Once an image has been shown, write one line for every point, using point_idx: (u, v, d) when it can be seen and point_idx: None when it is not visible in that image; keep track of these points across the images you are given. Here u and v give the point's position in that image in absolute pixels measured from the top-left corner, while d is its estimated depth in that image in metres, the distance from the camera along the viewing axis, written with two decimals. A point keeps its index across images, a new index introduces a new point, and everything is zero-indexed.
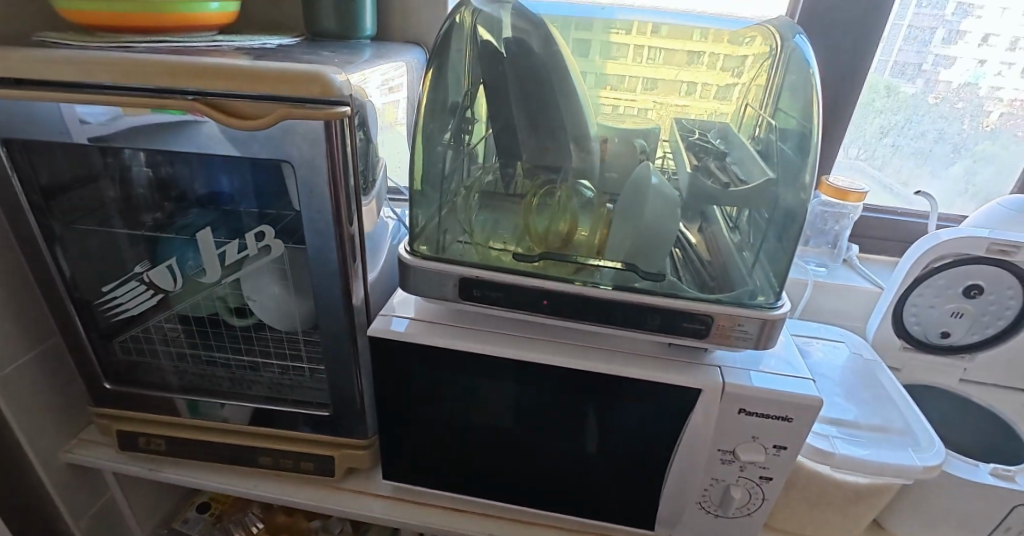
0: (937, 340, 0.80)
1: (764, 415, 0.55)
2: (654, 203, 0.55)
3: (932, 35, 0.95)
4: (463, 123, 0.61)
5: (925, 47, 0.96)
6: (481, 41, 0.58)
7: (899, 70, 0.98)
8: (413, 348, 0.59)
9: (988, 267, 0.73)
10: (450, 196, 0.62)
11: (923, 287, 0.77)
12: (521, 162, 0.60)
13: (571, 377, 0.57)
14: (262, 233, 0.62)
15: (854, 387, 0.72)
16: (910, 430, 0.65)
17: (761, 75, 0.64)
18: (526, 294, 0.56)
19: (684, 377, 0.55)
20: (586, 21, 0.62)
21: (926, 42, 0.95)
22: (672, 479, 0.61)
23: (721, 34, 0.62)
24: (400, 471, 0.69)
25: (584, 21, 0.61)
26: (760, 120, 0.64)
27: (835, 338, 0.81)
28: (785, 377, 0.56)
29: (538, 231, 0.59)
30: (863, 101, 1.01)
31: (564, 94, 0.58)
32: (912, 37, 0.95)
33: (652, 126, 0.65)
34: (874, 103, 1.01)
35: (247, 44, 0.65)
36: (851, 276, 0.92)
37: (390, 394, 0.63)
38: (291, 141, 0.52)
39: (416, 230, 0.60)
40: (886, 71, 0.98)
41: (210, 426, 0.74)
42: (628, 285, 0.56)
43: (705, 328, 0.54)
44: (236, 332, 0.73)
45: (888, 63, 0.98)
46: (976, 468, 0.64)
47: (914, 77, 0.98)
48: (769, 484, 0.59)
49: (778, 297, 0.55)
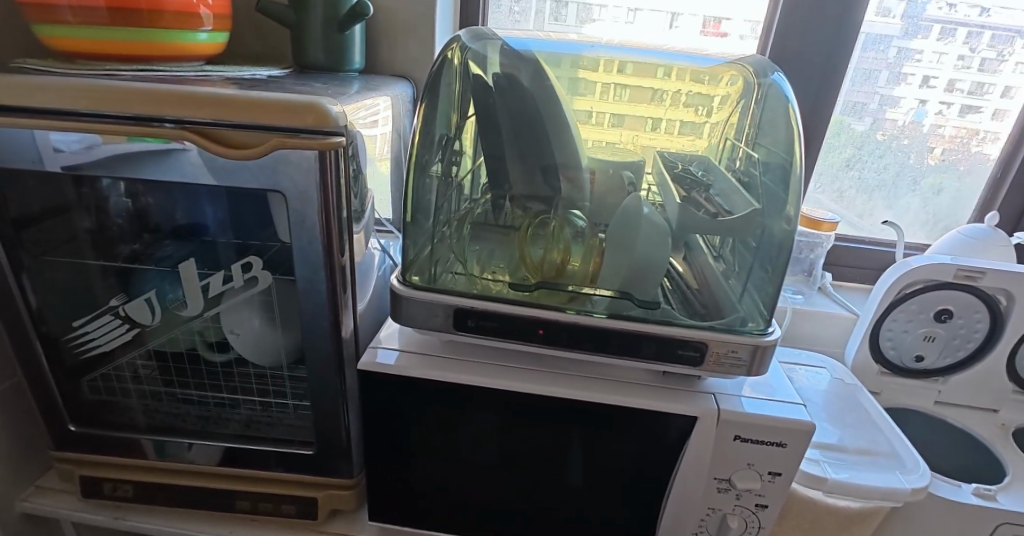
0: (912, 364, 0.81)
1: (759, 442, 0.55)
2: (647, 232, 0.56)
3: (879, 75, 1.01)
4: (452, 155, 0.61)
5: (873, 88, 1.02)
6: (472, 75, 0.60)
7: (851, 108, 1.04)
8: (403, 380, 0.57)
9: (956, 293, 0.76)
10: (441, 227, 0.62)
11: (897, 312, 0.79)
12: (512, 194, 0.60)
13: (566, 407, 0.56)
14: (249, 264, 0.61)
15: (838, 412, 0.73)
16: (896, 453, 0.66)
17: (730, 113, 0.68)
18: (521, 323, 0.55)
19: (679, 405, 0.55)
20: (553, 57, 0.62)
21: (874, 83, 1.02)
22: (668, 511, 0.60)
23: (682, 71, 0.64)
24: (387, 511, 0.66)
25: (553, 57, 0.62)
26: (738, 150, 0.67)
27: (816, 364, 0.83)
28: (775, 402, 0.56)
29: (533, 260, 0.59)
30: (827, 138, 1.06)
31: (555, 130, 0.60)
32: (864, 78, 1.01)
33: (637, 159, 0.67)
34: (835, 139, 1.06)
35: (236, 75, 0.65)
36: (828, 304, 0.95)
37: (377, 429, 0.61)
38: (283, 171, 0.52)
39: (407, 261, 0.59)
40: (843, 110, 1.04)
41: (183, 469, 0.70)
42: (622, 312, 0.56)
43: (699, 355, 0.54)
44: (215, 368, 0.70)
45: (844, 103, 1.03)
46: (959, 488, 0.66)
47: (862, 115, 1.04)
48: (764, 512, 0.59)
49: (768, 324, 0.55)
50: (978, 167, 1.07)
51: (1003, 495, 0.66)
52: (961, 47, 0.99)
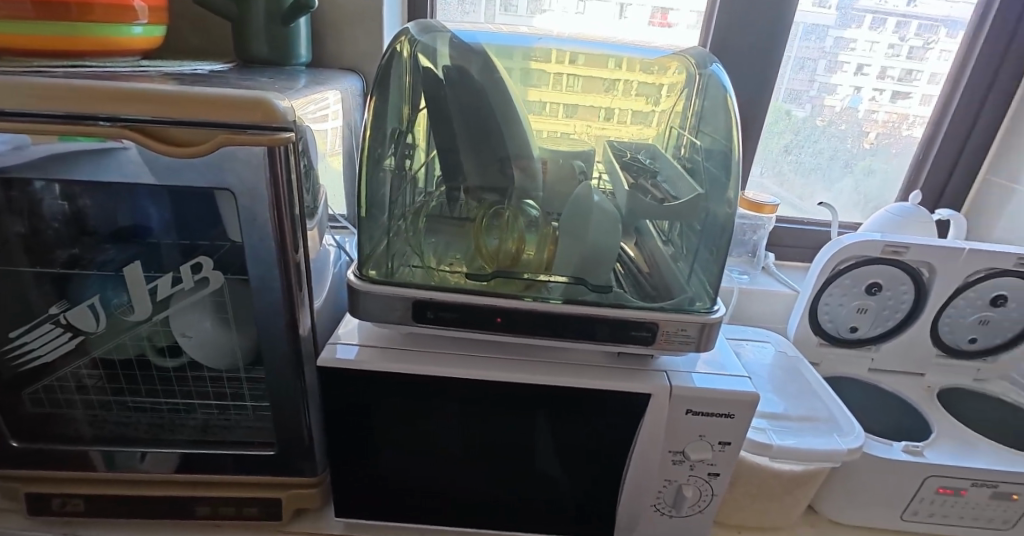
0: (847, 335, 0.85)
1: (709, 414, 0.58)
2: (598, 220, 0.58)
3: (817, 64, 1.07)
4: (405, 148, 0.62)
5: (812, 76, 1.08)
6: (423, 69, 0.60)
7: (792, 96, 1.09)
8: (364, 374, 0.57)
9: (884, 267, 0.80)
10: (397, 220, 0.62)
11: (832, 287, 0.82)
12: (467, 186, 0.61)
13: (526, 392, 0.58)
14: (199, 264, 0.59)
15: (782, 383, 0.78)
16: (834, 418, 0.71)
17: (675, 101, 0.70)
18: (479, 312, 0.56)
19: (635, 383, 0.57)
20: (506, 49, 0.63)
21: (813, 71, 1.07)
22: (628, 487, 0.62)
23: (633, 63, 0.66)
24: (354, 506, 0.66)
25: (506, 50, 0.63)
26: (682, 139, 0.70)
27: (761, 338, 0.87)
28: (723, 376, 0.60)
29: (489, 250, 0.60)
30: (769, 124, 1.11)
31: (506, 121, 0.61)
32: (802, 67, 1.07)
33: (586, 148, 0.69)
34: (777, 126, 1.11)
35: (176, 70, 0.63)
36: (771, 282, 0.99)
37: (340, 425, 0.61)
38: (231, 168, 0.51)
39: (364, 255, 0.59)
40: (783, 98, 1.09)
41: (138, 479, 0.67)
42: (577, 297, 0.57)
43: (651, 335, 0.56)
44: (167, 374, 0.69)
45: (784, 91, 1.09)
46: (890, 447, 0.70)
47: (803, 102, 1.10)
48: (716, 480, 0.62)
49: (714, 302, 0.59)
50: (907, 150, 1.15)
51: (930, 451, 0.71)
52: (891, 36, 1.05)
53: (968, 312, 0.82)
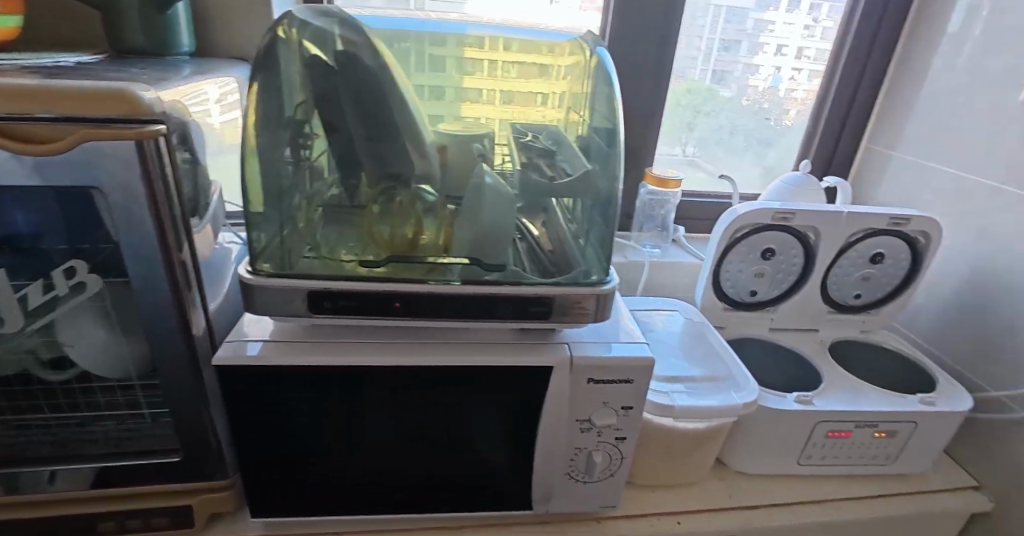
0: (748, 298, 0.91)
1: (609, 381, 0.61)
2: (492, 200, 0.60)
3: (738, 45, 1.12)
4: (299, 138, 0.59)
5: (735, 57, 1.13)
6: (310, 54, 0.58)
7: (717, 77, 1.14)
8: (264, 370, 0.56)
9: (776, 233, 0.85)
10: (292, 212, 0.59)
11: (731, 255, 0.87)
12: (364, 172, 0.61)
13: (432, 374, 0.58)
14: (74, 268, 0.55)
15: (688, 348, 0.82)
16: (733, 375, 0.76)
17: (577, 84, 0.70)
18: (376, 298, 0.56)
19: (537, 357, 0.59)
20: (437, 37, 0.66)
21: (735, 52, 1.12)
22: (540, 458, 0.64)
23: (553, 46, 0.70)
24: (268, 504, 0.65)
25: (437, 38, 0.66)
26: (581, 122, 0.69)
27: (669, 307, 0.91)
28: (622, 344, 0.63)
29: (383, 236, 0.60)
30: (693, 104, 1.16)
31: (399, 108, 0.60)
32: (725, 49, 1.11)
33: (483, 131, 0.68)
34: (703, 106, 1.17)
35: (35, 62, 0.59)
36: (681, 254, 1.04)
37: (245, 423, 0.59)
38: (97, 165, 0.48)
39: (256, 248, 0.57)
40: (708, 78, 1.14)
41: (31, 500, 0.64)
42: (476, 278, 0.58)
43: (548, 309, 0.58)
44: (52, 387, 0.63)
45: (709, 72, 1.13)
46: (784, 398, 0.76)
47: (728, 83, 1.15)
48: (624, 443, 0.65)
49: (608, 274, 0.61)
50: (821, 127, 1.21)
51: (820, 399, 0.77)
52: (805, 17, 1.10)
53: (851, 270, 0.89)
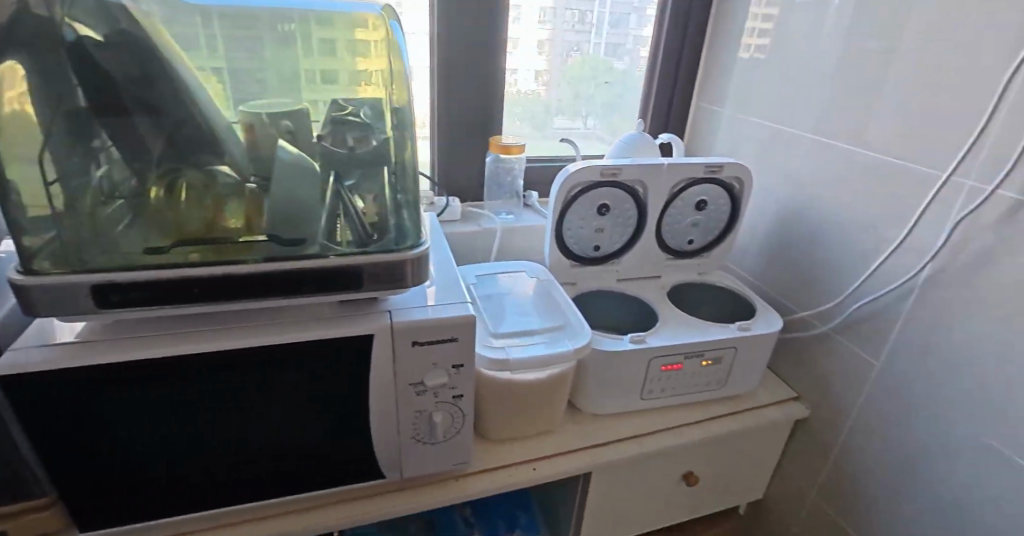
0: (593, 253, 0.96)
1: (433, 342, 0.63)
2: (287, 171, 0.61)
3: (628, 18, 1.14)
4: (86, 131, 0.53)
5: (625, 29, 1.15)
6: (80, 36, 0.50)
7: (612, 49, 1.16)
8: (52, 376, 0.53)
9: (609, 189, 0.90)
10: (80, 209, 0.54)
11: (570, 213, 0.90)
12: (154, 160, 0.57)
13: (248, 357, 0.58)
14: None
15: (531, 305, 0.85)
16: (569, 323, 0.80)
17: (388, 58, 0.62)
18: (169, 287, 0.54)
19: (355, 326, 0.60)
20: (250, 13, 0.61)
21: (626, 24, 1.14)
22: (378, 424, 0.66)
23: (358, 19, 0.62)
24: (95, 517, 0.62)
25: (250, 13, 0.61)
26: (392, 100, 0.63)
27: (516, 269, 0.94)
28: (444, 304, 0.64)
29: (177, 221, 0.57)
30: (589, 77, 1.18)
31: (184, 88, 0.56)
32: (617, 22, 1.13)
33: (298, 109, 0.65)
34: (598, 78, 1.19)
35: None
36: (533, 218, 1.08)
37: (46, 435, 0.56)
38: None
39: (28, 248, 0.52)
40: (602, 51, 1.16)
41: None
42: (278, 253, 0.58)
43: (357, 278, 0.59)
44: None
45: (603, 45, 1.15)
46: (620, 340, 0.82)
47: (622, 55, 1.18)
48: (463, 400, 0.68)
49: (419, 239, 0.63)
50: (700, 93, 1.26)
51: (653, 338, 0.84)
52: None
53: (681, 217, 0.96)
